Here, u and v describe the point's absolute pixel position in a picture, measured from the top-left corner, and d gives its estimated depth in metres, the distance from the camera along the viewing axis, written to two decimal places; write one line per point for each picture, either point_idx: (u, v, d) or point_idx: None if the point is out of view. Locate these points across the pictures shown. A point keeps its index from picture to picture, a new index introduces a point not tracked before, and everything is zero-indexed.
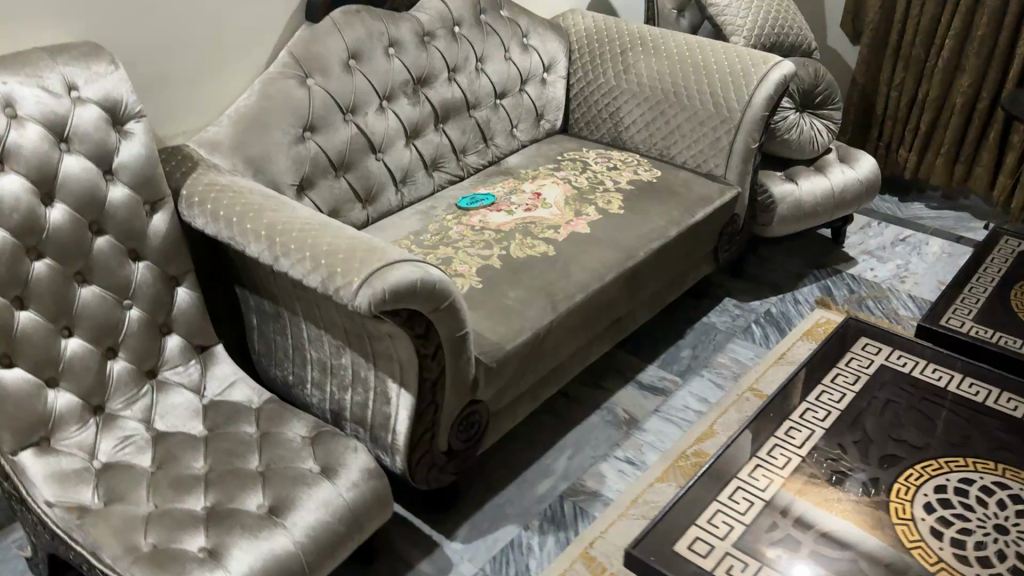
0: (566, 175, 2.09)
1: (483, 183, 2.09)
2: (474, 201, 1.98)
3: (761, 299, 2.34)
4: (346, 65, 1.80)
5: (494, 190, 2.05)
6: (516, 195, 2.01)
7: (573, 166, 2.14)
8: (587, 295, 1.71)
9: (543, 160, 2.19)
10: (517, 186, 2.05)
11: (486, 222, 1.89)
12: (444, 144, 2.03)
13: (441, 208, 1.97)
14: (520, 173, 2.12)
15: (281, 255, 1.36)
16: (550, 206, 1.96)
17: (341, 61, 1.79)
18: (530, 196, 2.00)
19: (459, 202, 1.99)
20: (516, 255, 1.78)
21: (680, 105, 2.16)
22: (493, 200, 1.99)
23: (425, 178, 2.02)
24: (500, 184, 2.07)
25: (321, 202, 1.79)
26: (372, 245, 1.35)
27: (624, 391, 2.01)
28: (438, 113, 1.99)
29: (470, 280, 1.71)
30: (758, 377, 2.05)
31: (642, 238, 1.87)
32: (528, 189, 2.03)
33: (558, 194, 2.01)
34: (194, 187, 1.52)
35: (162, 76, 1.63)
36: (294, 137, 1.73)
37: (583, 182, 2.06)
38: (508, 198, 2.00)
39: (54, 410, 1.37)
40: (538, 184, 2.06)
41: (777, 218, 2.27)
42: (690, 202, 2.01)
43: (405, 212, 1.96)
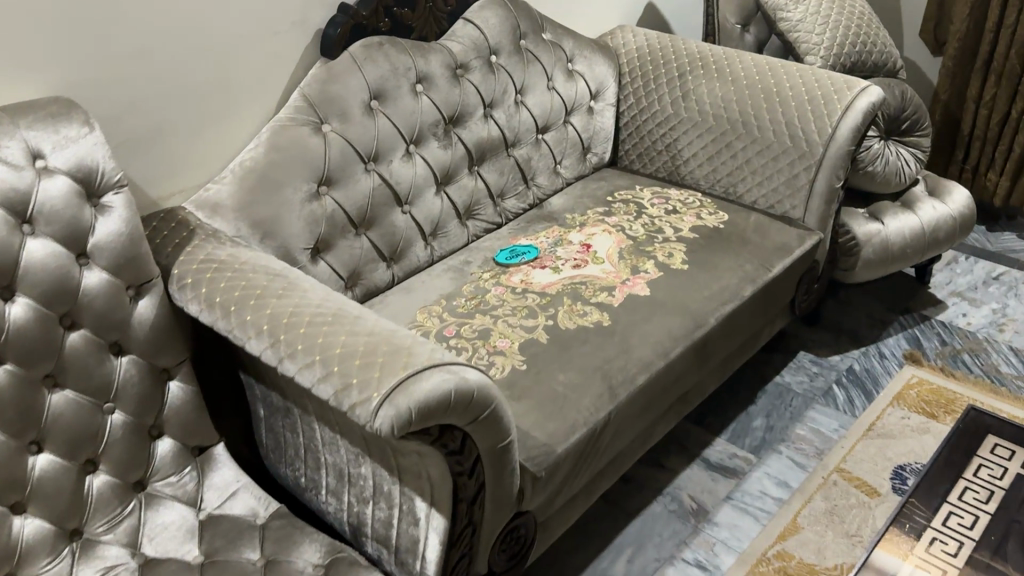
0: (619, 221, 1.82)
1: (523, 231, 1.83)
2: (513, 255, 1.72)
3: (842, 354, 2.08)
4: (368, 107, 1.56)
5: (536, 240, 1.78)
6: (562, 247, 1.75)
7: (627, 210, 1.87)
8: (651, 376, 1.44)
9: (592, 201, 1.92)
10: (563, 235, 1.79)
11: (529, 283, 1.63)
12: (480, 188, 1.78)
13: (477, 263, 1.72)
14: (567, 218, 1.86)
15: (286, 356, 1.12)
16: (601, 261, 1.69)
17: (361, 103, 1.55)
18: (579, 248, 1.74)
19: (496, 256, 1.73)
20: (566, 325, 1.52)
21: (750, 138, 1.89)
22: (536, 253, 1.73)
23: (459, 228, 1.77)
24: (542, 232, 1.81)
25: (338, 266, 1.55)
26: (397, 344, 1.11)
27: (690, 471, 1.76)
28: (473, 154, 1.74)
29: (513, 359, 1.45)
30: (844, 455, 1.79)
31: (712, 301, 1.60)
32: (576, 240, 1.77)
33: (612, 246, 1.74)
34: (187, 264, 1.29)
35: (158, 129, 1.40)
36: (308, 192, 1.49)
37: (639, 230, 1.79)
38: (553, 250, 1.74)
39: (20, 542, 1.14)
40: (587, 232, 1.79)
41: (861, 262, 2.00)
42: (765, 254, 1.73)
43: (435, 268, 1.71)
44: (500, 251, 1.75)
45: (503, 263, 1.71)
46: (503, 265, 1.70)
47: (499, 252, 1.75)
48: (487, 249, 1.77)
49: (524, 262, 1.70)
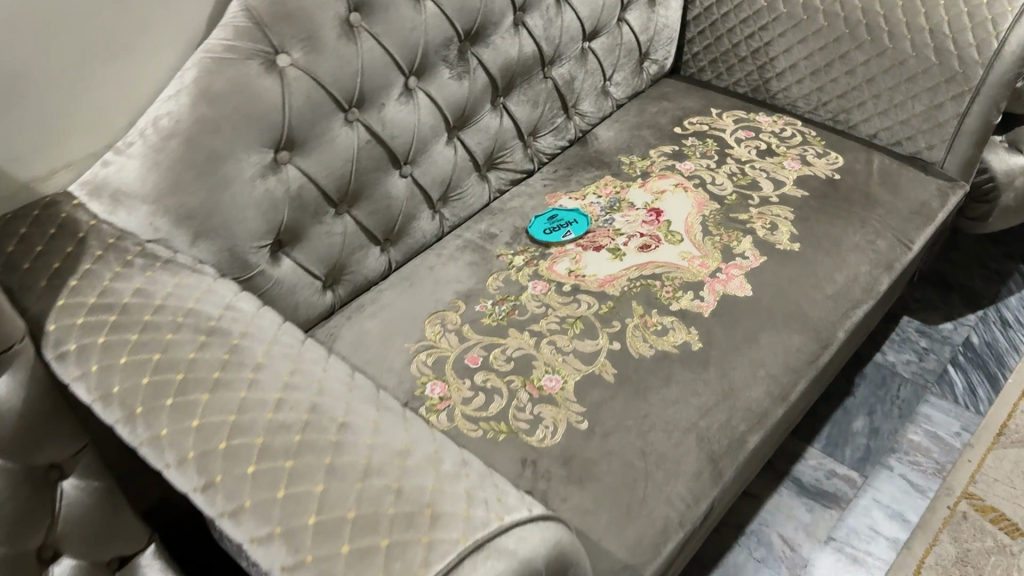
0: (695, 171, 1.34)
1: (565, 185, 1.34)
2: (555, 228, 1.25)
3: (955, 322, 1.66)
4: (346, 25, 1.03)
5: (582, 201, 1.30)
6: (621, 213, 1.27)
7: (704, 151, 1.38)
8: (763, 435, 1.02)
9: (652, 136, 1.43)
10: (621, 193, 1.30)
11: (581, 275, 1.17)
12: (506, 128, 1.28)
13: (503, 239, 1.25)
14: (621, 164, 1.37)
15: (225, 513, 0.67)
16: (679, 237, 1.22)
17: (336, 20, 1.02)
18: (645, 216, 1.26)
19: (530, 227, 1.26)
20: (640, 351, 1.07)
21: (877, 48, 1.35)
22: (585, 223, 1.25)
23: (475, 183, 1.29)
24: (591, 188, 1.33)
25: (312, 262, 1.09)
26: (409, 499, 0.66)
27: (777, 498, 1.38)
28: (495, 82, 1.22)
29: (567, 408, 1.01)
30: (972, 474, 1.40)
31: (835, 306, 1.15)
32: (639, 202, 1.29)
33: (691, 213, 1.26)
34: (70, 316, 0.81)
35: (17, 75, 0.88)
36: (260, 162, 1.00)
37: (726, 185, 1.31)
38: (608, 219, 1.26)
39: None
40: (652, 188, 1.31)
41: (999, 211, 1.54)
42: (899, 224, 1.26)
43: (446, 247, 1.25)
44: (535, 218, 1.27)
45: (541, 240, 1.23)
46: (541, 242, 1.23)
47: (533, 221, 1.27)
48: (516, 216, 1.29)
49: (570, 239, 1.23)
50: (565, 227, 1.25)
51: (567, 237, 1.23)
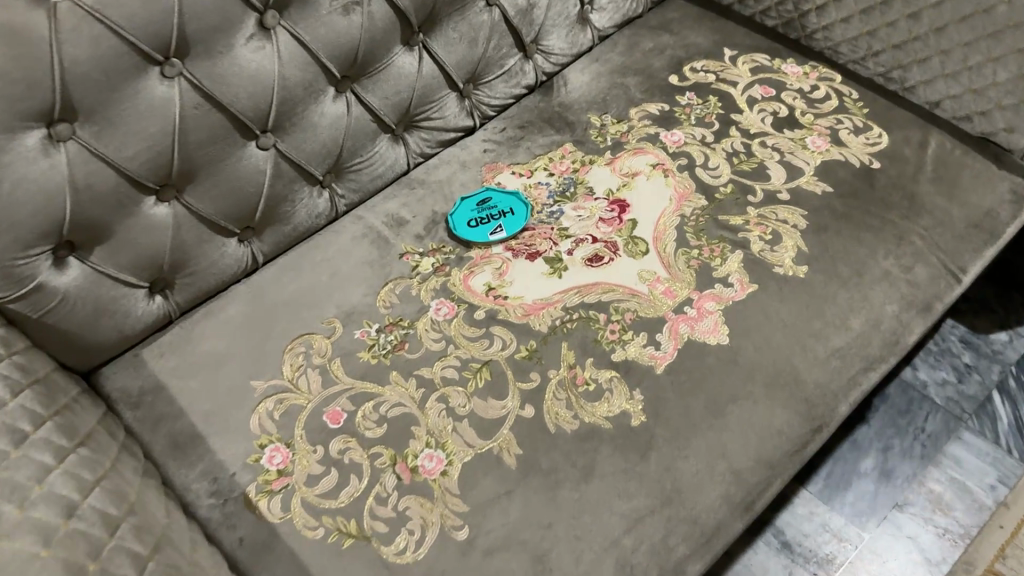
0: (684, 146, 1.01)
1: (509, 155, 1.02)
2: (483, 221, 0.94)
3: (1012, 333, 1.32)
4: None
5: (527, 181, 0.99)
6: (573, 205, 0.95)
7: (701, 117, 1.04)
8: (711, 562, 0.74)
9: (636, 88, 1.08)
10: (579, 173, 0.98)
11: (501, 296, 0.87)
12: (427, 76, 0.95)
13: (414, 230, 0.95)
14: (589, 128, 1.04)
15: None
16: (643, 246, 0.91)
17: None
18: (604, 210, 0.94)
19: (452, 214, 0.95)
20: (559, 422, 0.78)
21: None
22: (523, 215, 0.94)
23: (385, 148, 0.97)
24: (541, 162, 1.00)
25: (123, 266, 0.81)
26: None
27: (750, 555, 1.13)
28: (406, 18, 0.88)
29: (443, 505, 0.74)
30: (1002, 546, 1.11)
31: (841, 367, 0.84)
32: (600, 188, 0.97)
33: (664, 211, 0.94)
34: None
35: None
36: (23, 143, 0.70)
37: (721, 170, 0.98)
38: (554, 211, 0.95)
39: None
40: (621, 169, 0.98)
41: None
42: (949, 244, 0.93)
43: (339, 234, 0.95)
44: (461, 202, 0.96)
45: (461, 234, 0.92)
46: (461, 237, 0.92)
47: (458, 206, 0.96)
48: (438, 196, 0.98)
49: (501, 237, 0.92)
50: (496, 220, 0.94)
51: (496, 234, 0.92)
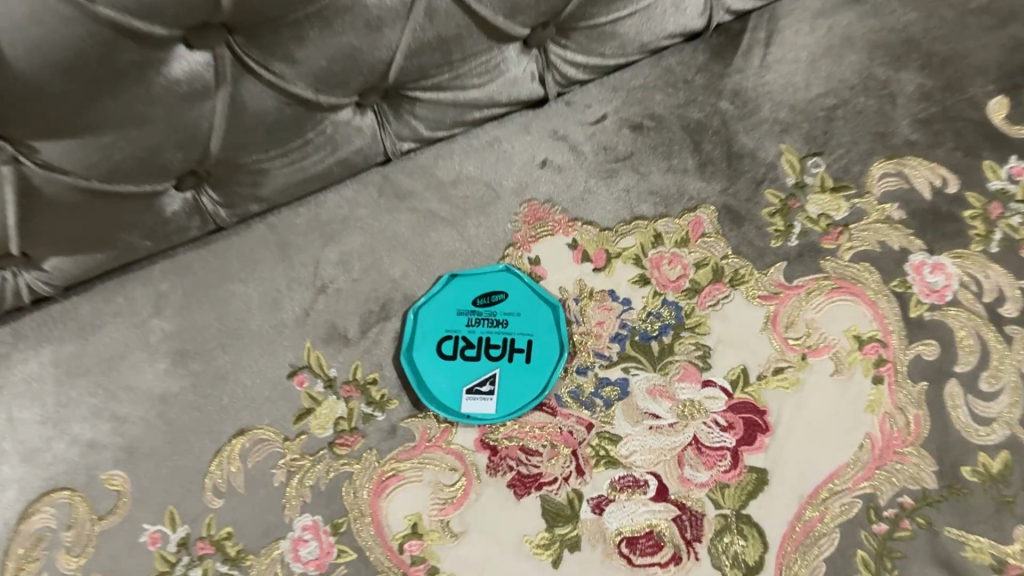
0: (943, 309, 0.46)
1: (584, 195, 0.50)
2: (470, 351, 0.47)
3: None
4: None
5: (590, 277, 0.48)
6: (654, 382, 0.45)
7: (1013, 241, 0.48)
8: None
9: (905, 110, 0.51)
10: (696, 303, 0.47)
11: (425, 567, 0.43)
12: (434, 24, 0.42)
13: (341, 315, 0.49)
14: (764, 183, 0.49)
15: None
16: (753, 554, 0.42)
17: None
18: (708, 423, 0.45)
19: (421, 309, 0.48)
20: None
21: None
22: (548, 367, 0.46)
23: (330, 132, 0.47)
24: (638, 238, 0.49)
25: None
26: None
27: None
28: None
29: None
30: None
31: None
32: (726, 359, 0.46)
33: (833, 475, 0.44)
34: None
35: None
36: None
37: (998, 407, 0.45)
38: (610, 380, 0.46)
39: None
40: (788, 325, 0.46)
41: None
42: None
43: (209, 274, 0.51)
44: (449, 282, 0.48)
45: (415, 377, 0.46)
46: (413, 381, 0.46)
47: (439, 290, 0.48)
48: (414, 250, 0.50)
49: (486, 412, 0.45)
50: (493, 357, 0.46)
51: (479, 398, 0.46)
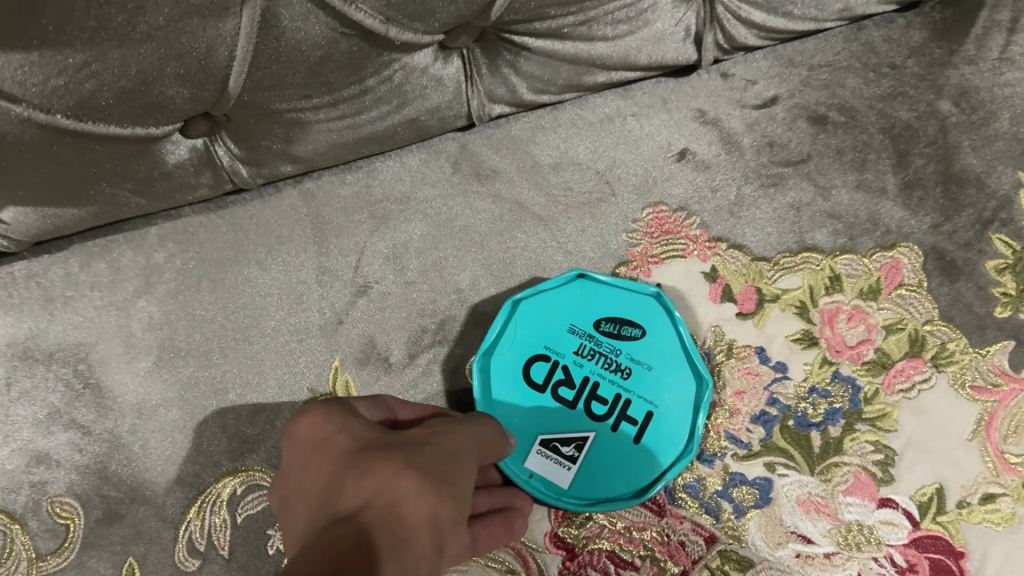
0: None
1: (734, 205, 0.36)
2: (566, 391, 0.33)
3: None
4: None
5: (733, 324, 0.35)
6: (809, 489, 0.32)
7: None
8: None
9: None
10: (881, 383, 0.33)
11: None
12: None
13: (385, 330, 0.36)
14: (992, 222, 0.35)
15: None
16: None
17: None
18: (881, 562, 0.32)
19: (522, 304, 0.34)
20: None
21: None
22: (663, 459, 0.32)
23: (400, 81, 0.34)
24: (804, 278, 0.35)
25: None
26: None
27: None
28: None
29: None
30: None
31: None
32: (917, 471, 0.32)
33: None
34: None
35: None
36: None
37: None
38: (747, 478, 0.33)
39: None
40: (1008, 434, 0.33)
41: None
42: None
43: (217, 246, 0.38)
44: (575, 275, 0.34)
45: (480, 393, 0.33)
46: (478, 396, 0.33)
47: (557, 288, 0.34)
48: (491, 253, 0.37)
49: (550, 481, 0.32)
50: (593, 415, 0.33)
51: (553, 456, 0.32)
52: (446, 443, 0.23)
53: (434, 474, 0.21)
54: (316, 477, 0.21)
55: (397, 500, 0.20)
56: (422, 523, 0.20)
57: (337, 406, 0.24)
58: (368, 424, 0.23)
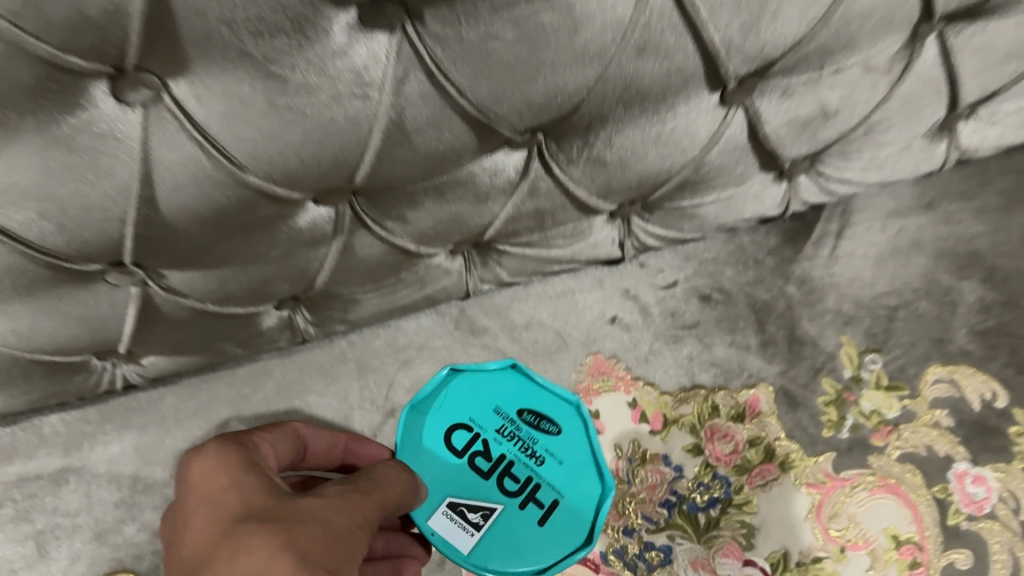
0: (982, 521, 0.48)
1: (648, 356, 0.53)
2: (487, 464, 0.47)
3: None
4: None
5: (647, 439, 0.51)
6: (696, 553, 0.48)
7: None
8: None
9: (965, 319, 0.53)
10: (746, 480, 0.49)
11: None
12: (535, 200, 0.46)
13: None
14: (822, 370, 0.52)
15: None
16: None
17: None
18: None
19: (462, 381, 0.49)
20: None
21: None
22: (557, 547, 0.45)
23: (422, 274, 0.51)
24: (694, 406, 0.51)
25: None
26: None
27: None
28: (503, 123, 0.39)
29: None
30: None
31: None
32: (769, 541, 0.48)
33: None
34: None
35: None
36: None
37: None
38: (655, 545, 0.48)
39: None
40: (831, 515, 0.48)
41: None
42: None
43: (290, 381, 0.54)
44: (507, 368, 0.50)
45: (413, 438, 0.47)
46: (397, 445, 0.47)
47: (497, 373, 0.50)
48: None
49: (453, 539, 0.44)
50: (507, 490, 0.46)
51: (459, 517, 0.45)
52: (333, 519, 0.34)
53: (299, 550, 0.31)
54: (211, 530, 0.32)
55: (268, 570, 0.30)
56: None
57: (235, 456, 0.36)
58: (265, 490, 0.34)
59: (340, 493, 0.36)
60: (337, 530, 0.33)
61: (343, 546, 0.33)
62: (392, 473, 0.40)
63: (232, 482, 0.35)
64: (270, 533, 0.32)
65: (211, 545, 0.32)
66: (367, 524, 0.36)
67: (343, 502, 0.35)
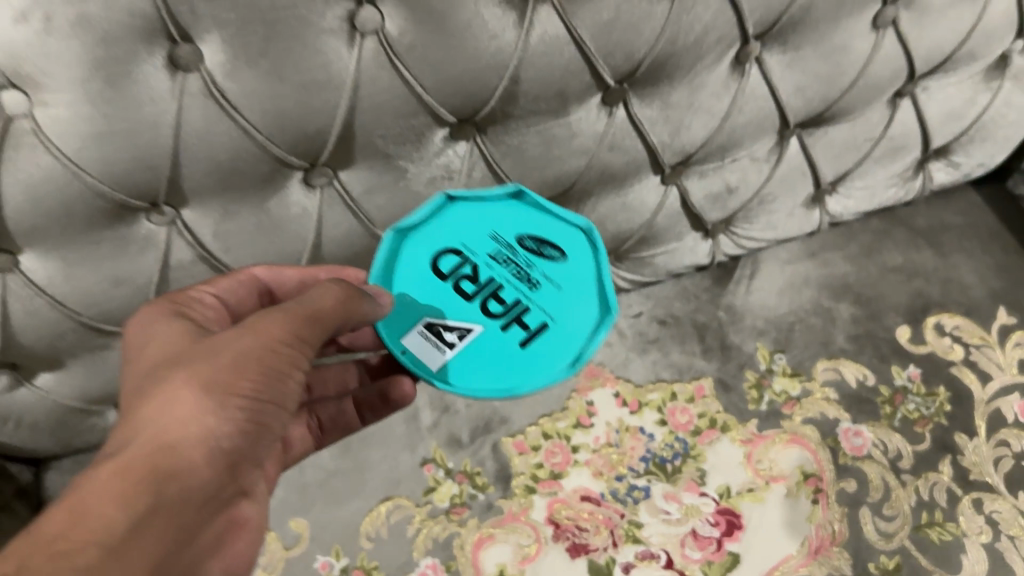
0: (862, 459, 0.70)
1: (625, 362, 0.75)
2: (472, 287, 0.55)
3: None
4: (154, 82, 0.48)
5: (628, 417, 0.73)
6: (667, 489, 0.69)
7: (910, 419, 0.72)
8: None
9: (842, 328, 0.77)
10: (698, 440, 0.71)
11: None
12: None
13: (457, 428, 0.72)
14: (746, 365, 0.75)
15: None
16: None
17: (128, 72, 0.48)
18: (703, 520, 0.67)
19: (462, 202, 0.57)
20: None
21: None
22: (530, 377, 0.53)
23: None
24: (659, 394, 0.74)
25: (81, 394, 0.66)
26: None
27: None
28: None
29: None
30: None
31: None
32: (716, 479, 0.69)
33: (784, 560, 0.66)
34: None
35: None
36: None
37: (894, 525, 0.68)
38: (638, 486, 0.69)
39: None
40: (758, 460, 0.70)
41: None
42: None
43: None
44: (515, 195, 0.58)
45: (400, 259, 0.55)
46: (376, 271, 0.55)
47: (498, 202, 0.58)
48: None
49: (425, 357, 0.53)
50: (493, 311, 0.54)
51: (436, 336, 0.53)
52: (241, 346, 0.41)
53: (204, 388, 0.39)
54: (142, 377, 0.41)
55: (164, 428, 0.37)
56: (176, 444, 0.37)
57: (163, 318, 0.44)
58: (186, 340, 0.42)
59: (253, 326, 0.42)
60: (236, 367, 0.40)
61: (262, 373, 0.40)
62: (333, 289, 0.46)
63: (157, 338, 0.43)
64: (180, 377, 0.39)
65: (137, 389, 0.40)
66: (268, 349, 0.41)
67: (252, 328, 0.42)
